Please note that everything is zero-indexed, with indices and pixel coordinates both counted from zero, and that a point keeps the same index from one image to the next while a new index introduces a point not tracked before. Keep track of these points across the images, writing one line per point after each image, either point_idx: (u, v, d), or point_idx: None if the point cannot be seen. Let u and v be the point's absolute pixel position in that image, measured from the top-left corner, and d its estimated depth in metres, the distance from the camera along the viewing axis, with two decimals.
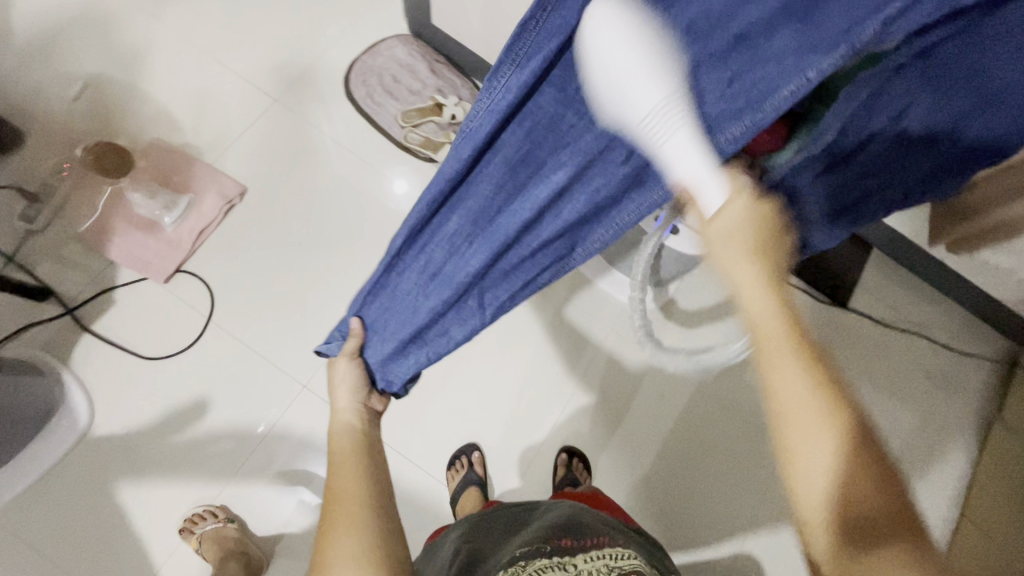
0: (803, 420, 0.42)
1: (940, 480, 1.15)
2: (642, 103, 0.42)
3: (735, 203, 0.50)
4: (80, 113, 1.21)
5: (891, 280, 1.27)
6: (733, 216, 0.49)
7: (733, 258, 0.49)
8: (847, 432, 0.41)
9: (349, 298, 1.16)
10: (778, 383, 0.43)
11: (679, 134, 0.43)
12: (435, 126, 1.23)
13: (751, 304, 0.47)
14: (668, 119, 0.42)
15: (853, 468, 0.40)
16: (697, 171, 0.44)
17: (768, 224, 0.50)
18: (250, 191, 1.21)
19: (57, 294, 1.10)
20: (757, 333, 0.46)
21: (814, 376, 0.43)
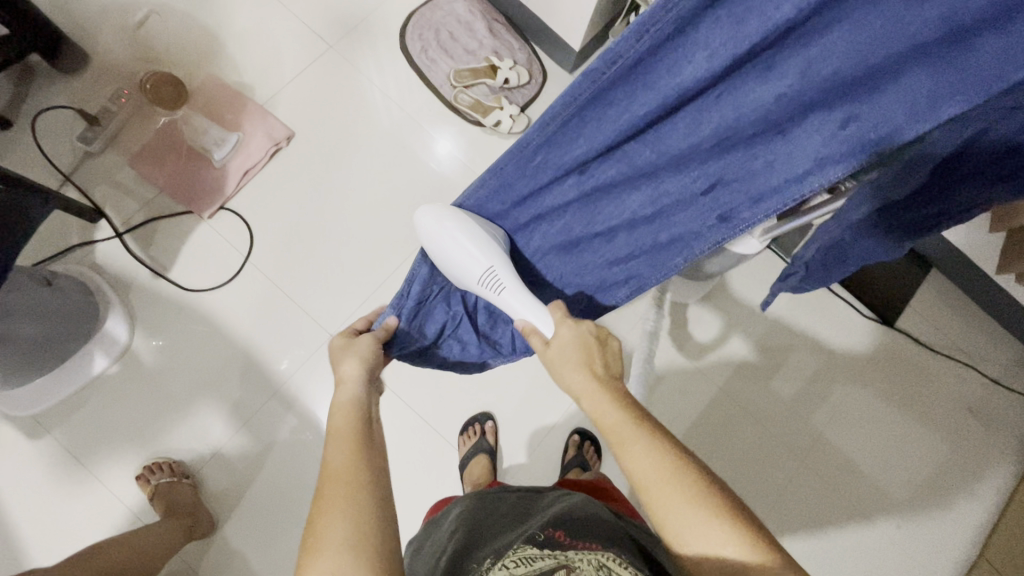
0: (665, 496, 0.44)
1: (964, 517, 1.11)
2: (472, 271, 0.58)
3: (566, 327, 0.55)
4: (143, 40, 1.23)
5: (945, 304, 1.20)
6: (565, 341, 0.55)
7: (567, 371, 0.52)
8: (694, 500, 0.43)
9: (384, 253, 1.17)
10: (630, 465, 0.46)
11: (507, 292, 0.59)
12: (486, 89, 1.22)
13: (584, 396, 0.51)
14: (494, 283, 0.58)
15: (715, 542, 0.42)
16: (530, 313, 0.58)
17: (597, 346, 0.54)
18: (297, 137, 1.21)
19: (108, 218, 1.14)
20: (604, 429, 0.48)
21: (661, 451, 0.46)
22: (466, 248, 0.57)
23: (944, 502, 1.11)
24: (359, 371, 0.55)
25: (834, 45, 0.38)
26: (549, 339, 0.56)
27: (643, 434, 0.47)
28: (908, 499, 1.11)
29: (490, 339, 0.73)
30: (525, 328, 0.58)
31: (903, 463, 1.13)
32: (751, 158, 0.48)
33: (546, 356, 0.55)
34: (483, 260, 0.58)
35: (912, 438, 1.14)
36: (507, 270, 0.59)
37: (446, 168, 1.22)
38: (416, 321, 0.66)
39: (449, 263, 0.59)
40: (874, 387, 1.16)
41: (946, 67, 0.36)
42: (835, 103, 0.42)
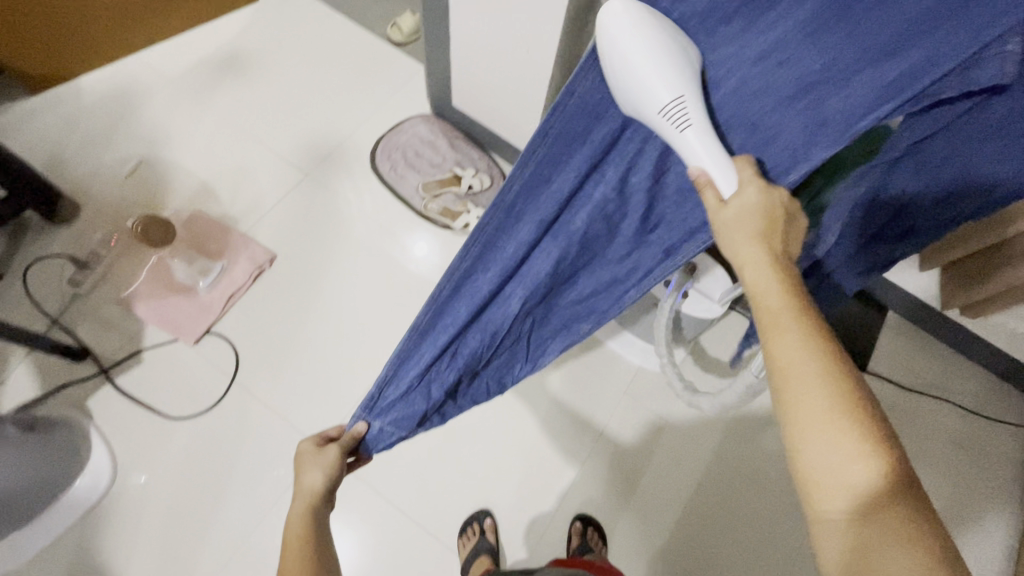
0: (809, 382, 0.40)
1: (982, 557, 1.08)
2: (660, 96, 0.44)
3: (749, 190, 0.44)
4: (131, 188, 1.33)
5: (910, 344, 1.26)
6: (748, 204, 0.44)
7: (736, 243, 0.44)
8: (839, 414, 0.39)
9: (369, 358, 1.20)
10: (776, 353, 0.41)
11: (689, 131, 0.44)
12: (453, 196, 1.33)
13: (746, 266, 0.44)
14: (681, 118, 0.44)
15: (838, 440, 0.39)
16: (708, 160, 0.45)
17: (783, 220, 0.45)
18: (278, 257, 1.28)
19: (95, 355, 1.16)
20: (758, 307, 0.43)
21: (817, 347, 0.41)
22: (651, 71, 0.43)
23: (958, 544, 1.09)
24: (320, 486, 0.60)
25: (729, 94, 0.46)
26: (728, 197, 0.44)
27: (804, 323, 0.41)
28: None
29: (472, 399, 0.75)
30: (699, 180, 0.45)
31: None
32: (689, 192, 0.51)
33: (719, 219, 0.45)
34: (673, 85, 0.43)
35: None
36: (697, 103, 0.44)
37: (422, 270, 1.30)
38: (397, 418, 0.67)
39: (631, 89, 0.45)
40: None
41: (812, 113, 0.43)
42: (746, 145, 0.47)
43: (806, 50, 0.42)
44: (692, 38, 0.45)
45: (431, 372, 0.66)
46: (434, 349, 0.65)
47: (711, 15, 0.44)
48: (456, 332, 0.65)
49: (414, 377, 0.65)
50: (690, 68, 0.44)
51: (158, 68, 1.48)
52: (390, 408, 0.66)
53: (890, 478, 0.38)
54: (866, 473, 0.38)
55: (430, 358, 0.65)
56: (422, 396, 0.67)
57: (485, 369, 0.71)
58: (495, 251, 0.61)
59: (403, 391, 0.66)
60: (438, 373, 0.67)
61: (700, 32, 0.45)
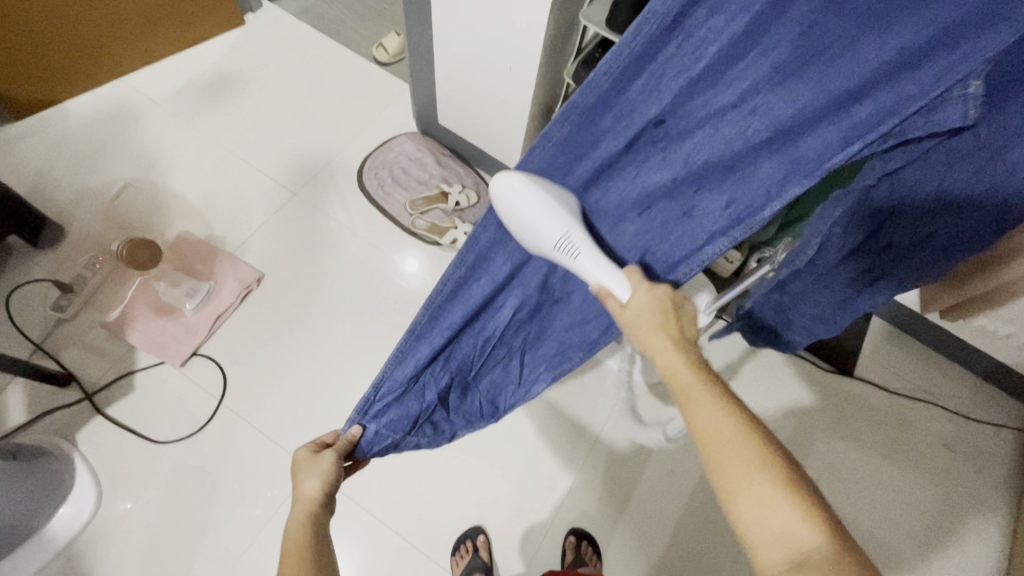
0: (727, 448, 0.44)
1: (974, 559, 1.09)
2: (549, 236, 0.54)
3: (640, 293, 0.55)
4: (117, 210, 1.32)
5: (895, 348, 1.28)
6: (643, 305, 0.54)
7: (645, 335, 0.53)
8: (758, 465, 0.42)
9: (359, 375, 1.20)
10: (696, 420, 0.46)
11: (582, 257, 0.55)
12: (441, 212, 1.34)
13: (656, 355, 0.51)
14: (571, 248, 0.55)
15: (766, 504, 0.41)
16: (604, 276, 0.55)
17: (674, 310, 0.54)
18: (266, 276, 1.28)
19: (79, 380, 1.14)
20: (674, 386, 0.49)
21: (731, 414, 0.45)
22: (539, 214, 0.53)
23: (950, 546, 1.10)
24: (319, 491, 0.56)
25: (700, 144, 0.49)
26: (626, 303, 0.55)
27: (715, 395, 0.47)
28: (916, 548, 1.09)
29: (465, 412, 0.76)
30: (600, 291, 0.56)
31: (900, 510, 1.13)
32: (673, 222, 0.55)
33: (623, 320, 0.55)
34: (558, 225, 0.54)
35: (900, 483, 1.15)
36: (584, 238, 0.55)
37: (411, 286, 1.30)
38: (388, 423, 0.67)
39: (523, 228, 0.55)
40: (851, 437, 1.19)
41: (785, 159, 0.47)
42: (716, 188, 0.51)
43: (774, 99, 0.45)
44: (658, 97, 0.47)
45: (424, 378, 0.68)
46: (426, 353, 0.66)
47: (678, 73, 0.45)
48: (450, 342, 0.67)
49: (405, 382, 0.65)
50: (570, 210, 0.55)
51: (145, 91, 1.49)
52: (381, 412, 0.65)
53: (827, 535, 0.39)
54: (801, 528, 0.40)
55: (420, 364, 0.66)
56: (415, 401, 0.68)
57: (476, 382, 0.74)
58: (488, 262, 0.62)
59: (396, 398, 0.66)
60: (428, 381, 0.68)
61: (671, 87, 0.46)
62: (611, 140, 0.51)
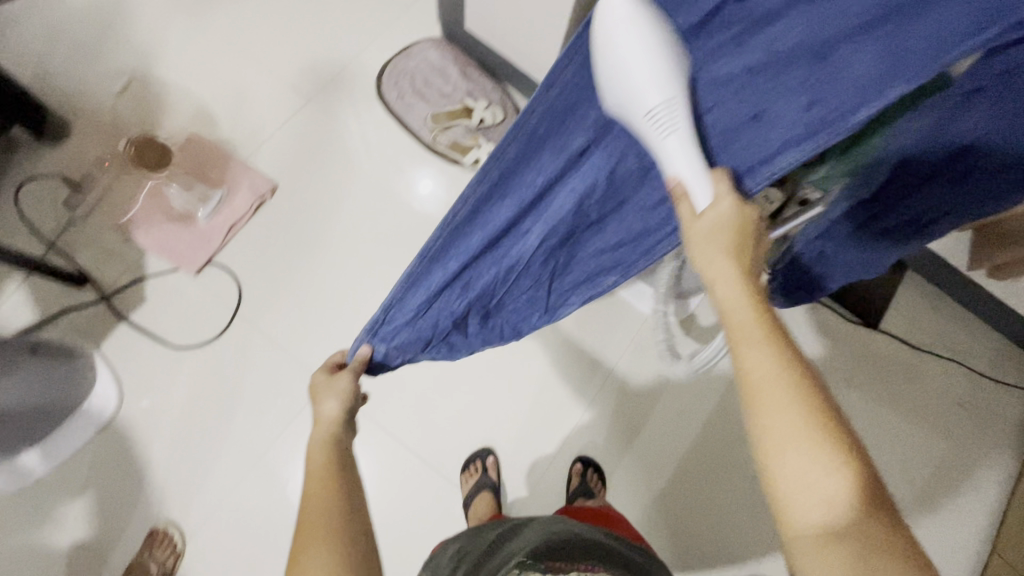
0: (780, 407, 0.40)
1: (969, 512, 1.11)
2: (652, 96, 0.40)
3: (727, 202, 0.41)
4: (124, 106, 1.25)
5: (925, 304, 1.23)
6: (722, 218, 0.41)
7: (706, 259, 0.44)
8: (808, 426, 0.40)
9: (374, 295, 1.18)
10: (747, 366, 0.42)
11: (677, 135, 0.41)
12: (463, 129, 1.26)
13: (718, 284, 0.44)
14: (667, 122, 0.41)
15: (818, 467, 0.39)
16: (690, 167, 0.42)
17: (753, 235, 0.44)
18: (280, 188, 1.23)
19: (95, 281, 1.14)
20: (728, 324, 0.43)
21: (786, 364, 0.41)
22: (638, 55, 0.40)
23: (948, 498, 1.12)
24: (337, 412, 0.58)
25: (790, 24, 0.37)
26: (702, 211, 0.42)
27: (773, 343, 0.42)
28: (914, 498, 1.12)
29: (484, 339, 0.73)
30: (678, 187, 0.43)
31: (904, 462, 1.14)
32: (745, 124, 0.41)
33: (690, 234, 0.43)
34: (663, 83, 0.40)
35: (908, 436, 1.15)
36: (687, 110, 0.41)
37: (428, 208, 1.25)
38: (400, 343, 0.67)
39: (618, 79, 0.42)
40: (867, 388, 1.18)
41: (890, 42, 0.34)
42: (799, 81, 0.37)
43: None
44: None
45: (438, 303, 0.65)
46: (444, 276, 0.64)
47: None
48: (468, 262, 0.63)
49: (413, 312, 0.65)
50: (677, 66, 0.41)
51: None
52: (391, 334, 0.66)
53: (866, 508, 0.39)
54: (843, 498, 0.39)
55: (435, 290, 0.64)
56: (427, 324, 0.66)
57: (497, 310, 0.69)
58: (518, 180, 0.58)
59: (407, 320, 0.65)
60: (443, 306, 0.66)
61: None
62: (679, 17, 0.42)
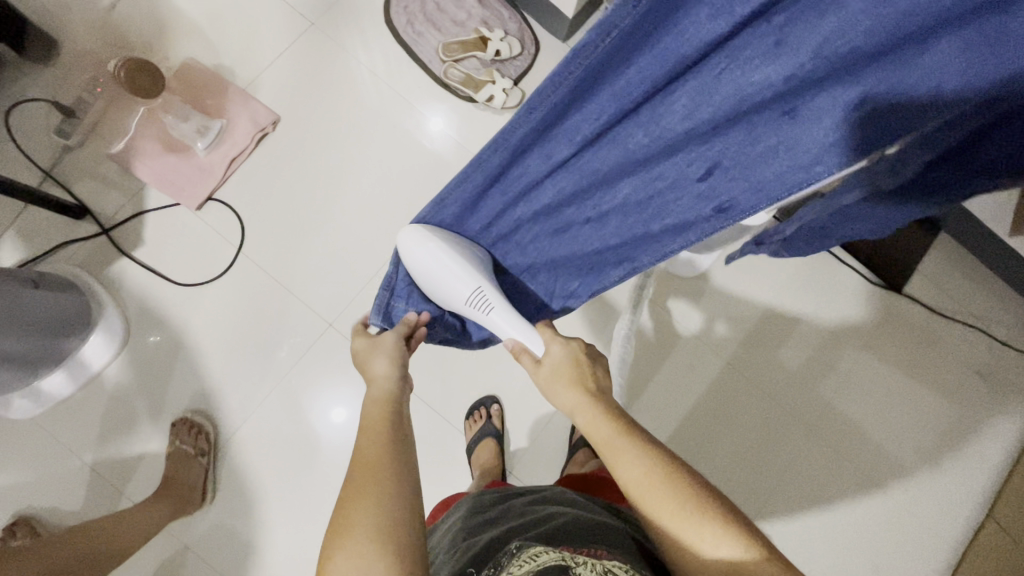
0: (655, 502, 0.45)
1: (972, 480, 1.11)
2: (461, 292, 0.62)
3: (555, 347, 0.58)
4: (114, 25, 1.17)
5: (954, 269, 1.18)
6: (555, 360, 0.57)
7: (560, 393, 0.55)
8: (683, 507, 0.44)
9: (381, 239, 1.14)
10: (621, 471, 0.48)
11: (493, 313, 0.62)
12: (477, 62, 1.18)
13: (577, 412, 0.53)
14: (483, 303, 0.62)
15: (708, 539, 0.43)
16: (517, 332, 0.62)
17: (587, 364, 0.57)
18: (283, 121, 1.17)
19: (94, 214, 1.10)
20: (595, 442, 0.51)
21: (652, 457, 0.47)
22: (449, 272, 0.61)
23: (951, 467, 1.11)
24: (394, 376, 0.58)
25: (839, 30, 0.37)
26: (539, 359, 0.59)
27: (632, 444, 0.48)
28: (917, 464, 1.11)
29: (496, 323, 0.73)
30: (516, 347, 0.62)
31: (910, 428, 1.13)
32: (751, 140, 0.47)
33: (538, 377, 0.58)
34: (466, 282, 0.62)
35: (919, 402, 1.14)
36: (494, 292, 0.63)
37: (439, 147, 1.18)
38: (418, 303, 0.70)
39: (433, 283, 0.63)
40: (882, 354, 1.15)
41: (972, 48, 0.35)
42: (848, 80, 0.40)
43: None
44: None
45: None
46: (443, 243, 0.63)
47: None
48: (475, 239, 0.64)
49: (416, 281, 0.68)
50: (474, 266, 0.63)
51: None
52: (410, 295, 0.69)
53: (765, 559, 0.42)
54: (738, 556, 0.42)
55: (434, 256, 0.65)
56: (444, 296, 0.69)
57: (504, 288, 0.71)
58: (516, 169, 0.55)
59: (414, 284, 0.69)
60: None
61: None
62: (706, 30, 0.39)
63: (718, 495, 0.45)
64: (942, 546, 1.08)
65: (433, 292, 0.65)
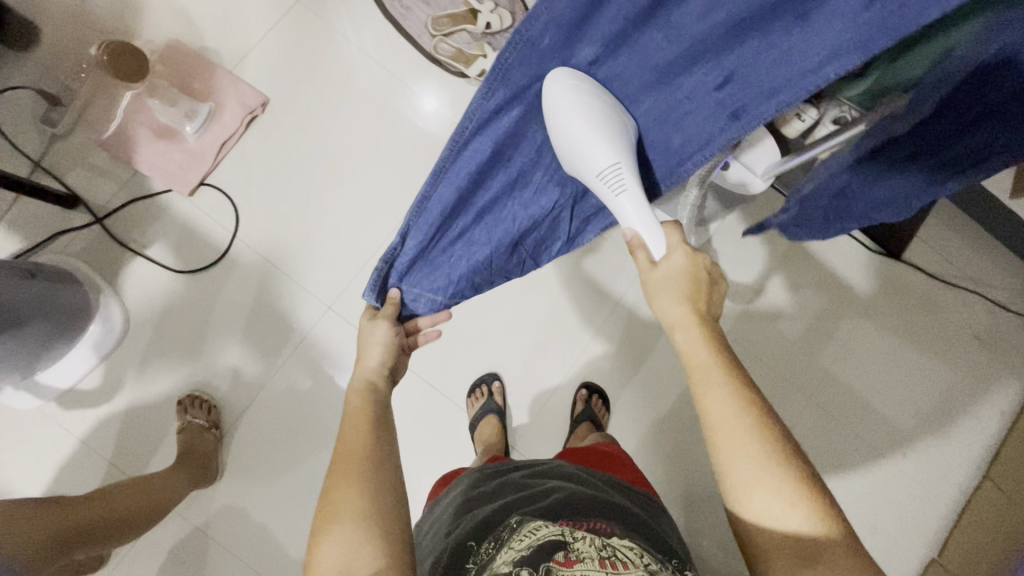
0: (745, 451, 0.45)
1: (969, 443, 1.12)
2: (597, 162, 0.51)
3: (677, 255, 0.52)
4: (94, 7, 1.14)
5: (953, 234, 1.18)
6: (672, 269, 0.52)
7: (664, 304, 0.52)
8: (763, 458, 0.45)
9: (377, 220, 1.14)
10: (708, 407, 0.47)
11: (623, 197, 0.52)
12: (467, 34, 1.09)
13: (679, 329, 0.51)
14: (616, 182, 0.52)
15: (781, 497, 0.44)
16: (642, 224, 0.53)
17: (706, 282, 0.53)
18: (272, 102, 1.15)
19: (86, 203, 1.10)
20: (692, 367, 0.49)
21: (745, 405, 0.47)
22: (597, 134, 0.50)
23: (949, 431, 1.12)
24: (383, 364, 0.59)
25: None
26: (656, 261, 0.53)
27: (736, 390, 0.47)
28: (915, 428, 1.12)
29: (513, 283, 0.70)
30: (634, 241, 0.54)
31: (908, 393, 1.14)
32: (765, 46, 0.41)
33: (650, 280, 0.53)
34: (608, 152, 0.51)
35: (917, 368, 1.14)
36: (632, 173, 0.52)
37: (434, 126, 1.17)
38: (430, 283, 0.62)
39: (572, 147, 0.52)
40: (881, 321, 1.15)
41: None
42: None
43: None
44: None
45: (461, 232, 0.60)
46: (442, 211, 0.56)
47: None
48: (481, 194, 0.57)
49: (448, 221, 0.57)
50: (622, 135, 0.51)
51: None
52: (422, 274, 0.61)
53: (829, 531, 0.43)
54: (807, 522, 0.44)
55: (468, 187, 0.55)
56: (463, 258, 0.61)
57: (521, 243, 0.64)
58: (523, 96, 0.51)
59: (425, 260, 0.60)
60: (468, 230, 0.60)
61: None
62: None
63: (795, 456, 0.46)
64: (940, 508, 1.10)
65: (564, 160, 0.54)
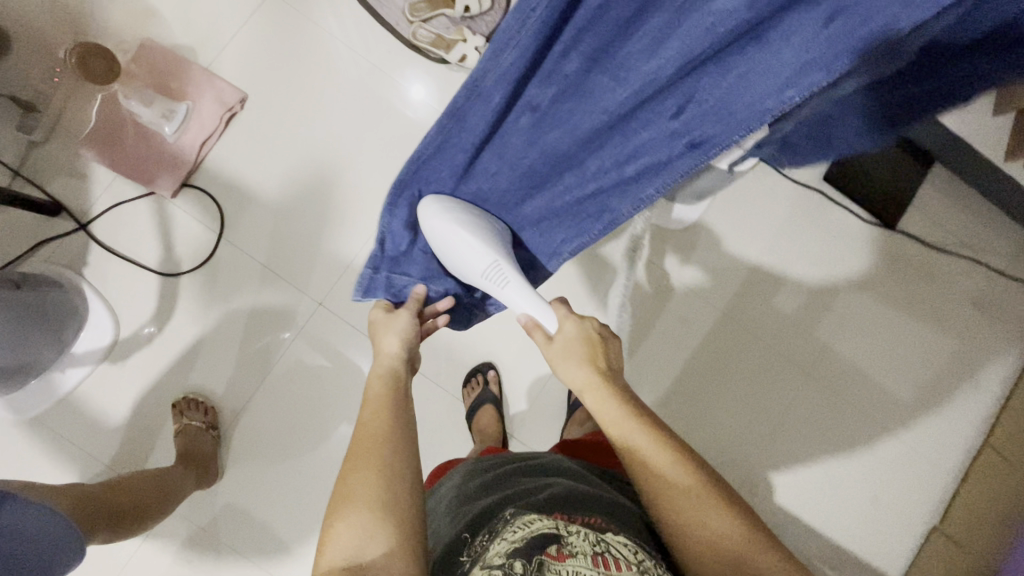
0: (661, 480, 0.49)
1: (969, 412, 1.12)
2: (477, 266, 0.61)
3: (569, 323, 0.59)
4: (62, 9, 1.12)
5: (950, 201, 1.16)
6: (568, 335, 0.59)
7: (566, 369, 0.58)
8: (682, 488, 0.48)
9: (364, 214, 1.12)
10: (625, 452, 0.51)
11: (507, 289, 0.61)
12: (446, 21, 1.09)
13: (584, 391, 0.56)
14: (499, 277, 0.61)
15: (706, 520, 0.47)
16: (531, 306, 0.61)
17: (600, 342, 0.59)
18: (251, 99, 1.13)
19: (70, 210, 1.08)
20: (601, 421, 0.54)
21: (655, 441, 0.50)
22: (467, 247, 0.60)
23: (948, 402, 1.12)
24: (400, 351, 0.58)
25: None
26: (552, 336, 0.60)
27: (641, 425, 0.51)
28: (914, 400, 1.12)
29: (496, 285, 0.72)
30: (529, 323, 0.61)
31: (906, 365, 1.13)
32: (720, 76, 0.43)
33: (550, 351, 0.59)
34: (484, 257, 0.61)
35: (915, 338, 1.13)
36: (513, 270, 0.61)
37: (422, 116, 1.15)
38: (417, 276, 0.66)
39: (451, 256, 0.62)
40: (877, 293, 1.14)
41: None
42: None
43: None
44: None
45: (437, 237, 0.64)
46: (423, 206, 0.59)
47: None
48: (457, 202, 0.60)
49: (406, 247, 0.64)
50: (491, 243, 0.61)
51: None
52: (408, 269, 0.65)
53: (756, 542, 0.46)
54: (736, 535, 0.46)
55: (432, 205, 0.60)
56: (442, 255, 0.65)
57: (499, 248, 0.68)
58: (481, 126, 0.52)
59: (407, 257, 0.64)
60: None
61: None
62: None
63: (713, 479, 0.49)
64: (941, 476, 1.10)
65: (450, 266, 0.63)
